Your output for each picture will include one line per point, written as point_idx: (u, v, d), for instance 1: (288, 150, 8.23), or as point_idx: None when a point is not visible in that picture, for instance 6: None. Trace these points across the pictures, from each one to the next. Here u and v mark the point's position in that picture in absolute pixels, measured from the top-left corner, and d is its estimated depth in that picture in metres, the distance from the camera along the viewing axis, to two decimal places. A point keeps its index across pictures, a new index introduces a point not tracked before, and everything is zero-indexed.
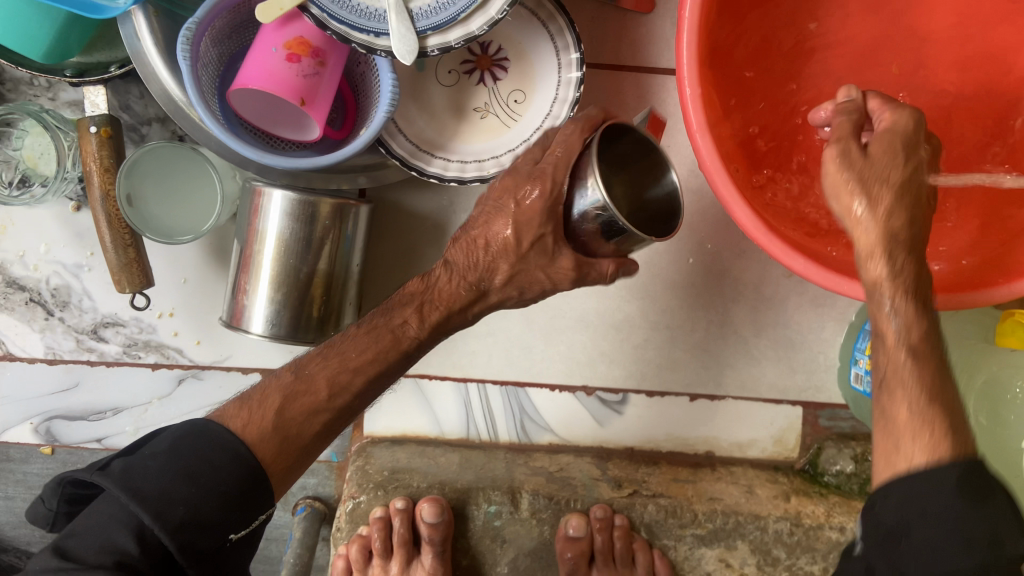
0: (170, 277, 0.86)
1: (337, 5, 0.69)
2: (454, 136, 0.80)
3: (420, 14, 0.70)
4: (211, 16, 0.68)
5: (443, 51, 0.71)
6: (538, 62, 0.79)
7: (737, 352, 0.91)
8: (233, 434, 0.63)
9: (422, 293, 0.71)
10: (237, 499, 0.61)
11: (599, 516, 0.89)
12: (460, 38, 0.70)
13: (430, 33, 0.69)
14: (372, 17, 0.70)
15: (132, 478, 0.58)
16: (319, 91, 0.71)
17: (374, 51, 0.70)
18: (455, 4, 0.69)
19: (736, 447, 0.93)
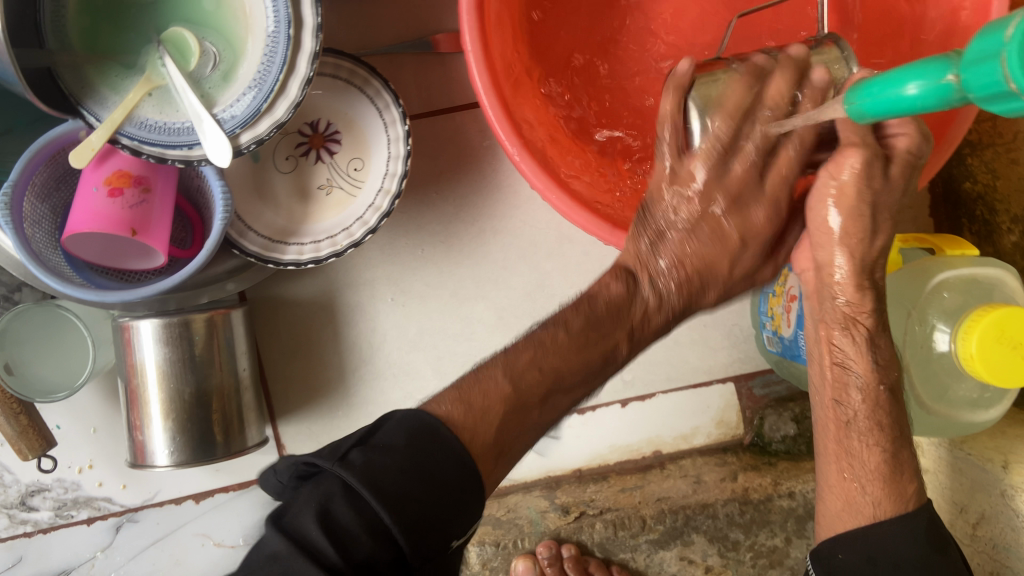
0: (79, 428, 0.85)
1: (144, 129, 0.70)
2: (305, 220, 0.80)
3: (226, 116, 0.71)
4: (27, 173, 0.70)
5: (258, 144, 0.72)
6: (368, 128, 0.80)
7: (652, 349, 0.91)
8: (464, 444, 0.53)
9: (628, 309, 0.64)
10: (456, 496, 0.51)
11: (546, 553, 0.91)
12: (269, 127, 0.71)
13: (239, 131, 0.71)
14: (180, 132, 0.71)
15: (421, 459, 0.51)
16: (152, 217, 0.72)
17: (192, 162, 0.71)
18: (255, 96, 0.70)
19: (682, 439, 0.91)
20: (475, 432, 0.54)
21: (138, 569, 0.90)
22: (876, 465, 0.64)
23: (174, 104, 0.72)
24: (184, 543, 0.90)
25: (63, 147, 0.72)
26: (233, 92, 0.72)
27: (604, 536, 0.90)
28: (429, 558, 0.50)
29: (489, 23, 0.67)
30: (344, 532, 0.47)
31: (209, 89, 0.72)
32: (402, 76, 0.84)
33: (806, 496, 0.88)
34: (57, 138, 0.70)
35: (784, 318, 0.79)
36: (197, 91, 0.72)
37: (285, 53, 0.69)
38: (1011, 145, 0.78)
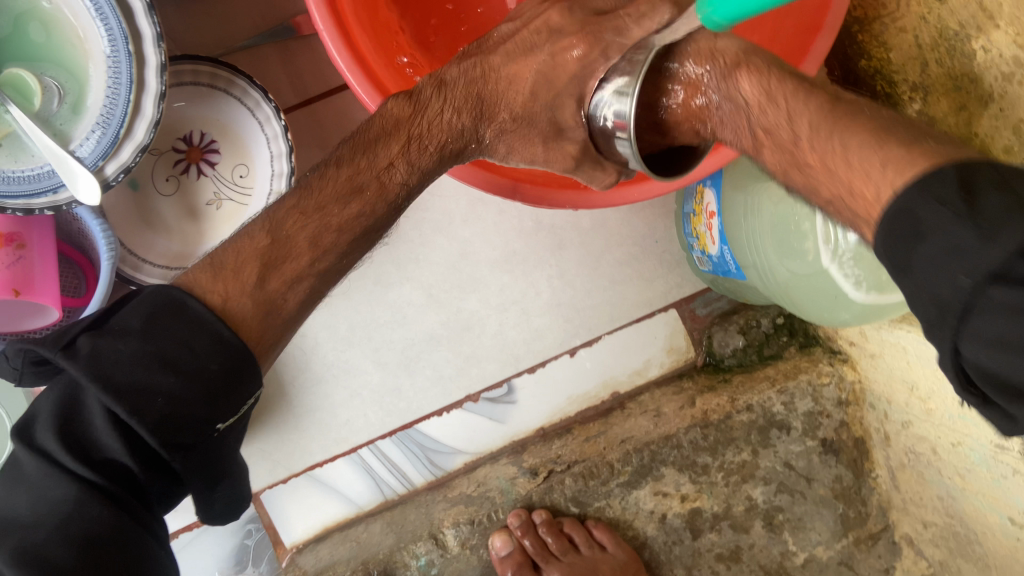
0: None
1: (3, 183, 0.66)
2: (200, 239, 0.77)
3: (84, 151, 0.66)
4: None
5: (126, 172, 0.68)
6: (243, 131, 0.76)
7: (589, 294, 0.90)
8: (213, 312, 0.49)
9: (409, 120, 0.58)
10: (226, 386, 0.49)
11: (517, 522, 0.87)
12: (133, 152, 0.67)
13: (102, 163, 0.66)
14: (42, 177, 0.67)
15: (158, 329, 0.47)
16: (35, 272, 0.68)
17: (61, 207, 0.67)
18: (110, 124, 0.66)
19: (636, 375, 0.92)
20: (228, 294, 0.51)
21: None
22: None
23: (27, 149, 0.67)
24: None
25: None
26: (87, 121, 0.66)
27: (575, 489, 0.87)
28: (187, 448, 0.47)
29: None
30: (99, 448, 0.45)
31: (62, 124, 0.67)
32: (272, 72, 0.80)
33: (767, 405, 0.86)
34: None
35: (707, 237, 0.78)
36: (49, 131, 0.67)
37: (131, 71, 0.64)
38: (896, 15, 0.77)
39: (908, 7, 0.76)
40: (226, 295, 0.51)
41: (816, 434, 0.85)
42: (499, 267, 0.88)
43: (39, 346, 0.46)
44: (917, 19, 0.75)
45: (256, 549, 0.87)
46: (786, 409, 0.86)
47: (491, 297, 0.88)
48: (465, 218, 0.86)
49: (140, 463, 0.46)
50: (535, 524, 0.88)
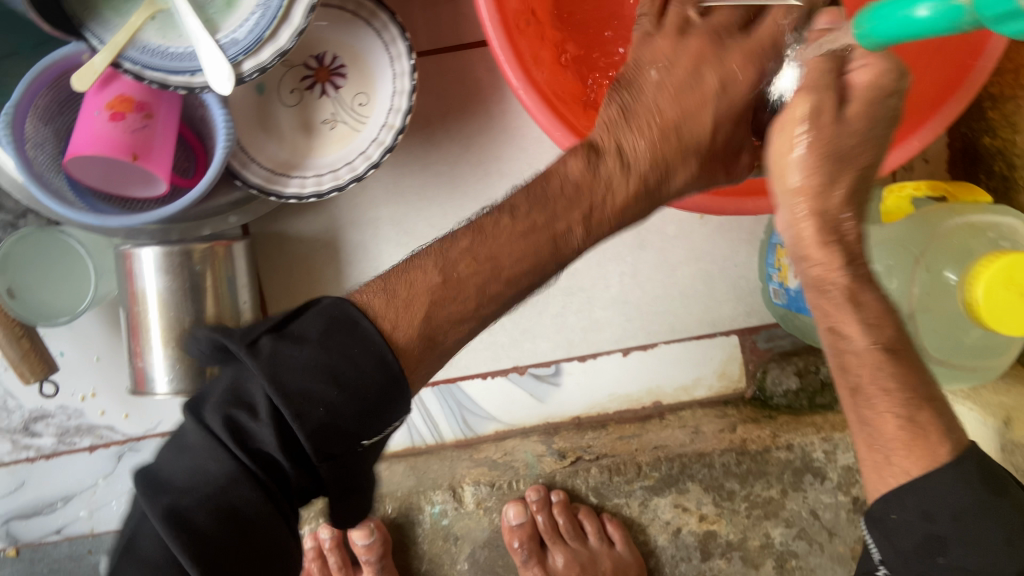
0: (81, 356, 0.86)
1: (147, 54, 0.69)
2: (308, 153, 0.80)
3: (228, 42, 0.70)
4: (29, 95, 0.70)
5: (261, 73, 0.70)
6: (373, 62, 0.79)
7: (656, 299, 0.90)
8: (381, 335, 0.49)
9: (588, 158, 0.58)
10: (378, 409, 0.47)
11: (534, 497, 0.88)
12: (272, 55, 0.69)
13: (242, 58, 0.69)
14: (183, 58, 0.70)
15: (339, 342, 0.48)
16: (154, 143, 0.71)
17: (194, 89, 0.70)
18: (257, 24, 0.69)
19: (683, 390, 0.92)
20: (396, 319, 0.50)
21: None
22: (897, 432, 0.51)
23: (177, 29, 0.71)
24: None
25: (66, 70, 0.71)
26: (238, 19, 0.71)
27: (598, 481, 0.86)
28: (332, 457, 0.46)
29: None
30: (257, 440, 0.45)
31: (215, 15, 0.71)
32: (411, 11, 0.83)
33: (807, 449, 0.84)
34: (61, 60, 0.70)
35: (789, 270, 0.77)
36: (201, 17, 0.71)
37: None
38: None
39: None
40: (395, 324, 0.50)
41: (850, 491, 0.85)
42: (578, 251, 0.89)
43: (228, 337, 0.47)
44: None
45: None
46: (826, 458, 0.84)
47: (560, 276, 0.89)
48: None
49: (294, 465, 0.45)
50: (550, 504, 0.89)
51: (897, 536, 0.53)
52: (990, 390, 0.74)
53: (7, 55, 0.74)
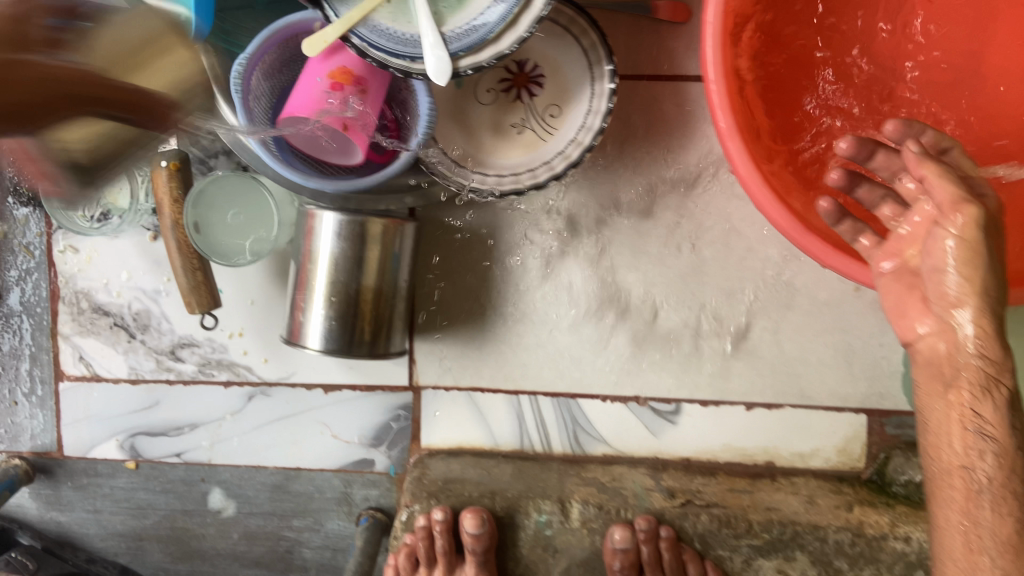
0: (239, 297, 0.91)
1: (376, 34, 0.73)
2: (492, 152, 0.83)
3: (453, 37, 0.73)
4: (261, 52, 0.74)
5: (475, 71, 0.73)
6: (573, 78, 0.81)
7: (793, 361, 0.90)
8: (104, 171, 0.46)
9: None
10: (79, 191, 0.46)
11: (644, 526, 0.84)
12: (491, 56, 0.72)
13: (462, 54, 0.72)
14: (408, 43, 0.73)
15: None
16: (361, 117, 0.76)
17: (410, 74, 0.74)
18: (484, 25, 0.72)
19: (799, 457, 0.91)
20: None
21: (259, 439, 0.94)
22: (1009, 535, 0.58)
23: (408, 15, 0.74)
24: (304, 427, 0.94)
25: (297, 36, 0.76)
26: (470, 17, 0.73)
27: (707, 528, 0.85)
28: None
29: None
30: None
31: (449, 10, 0.74)
32: (614, 35, 0.85)
33: (924, 545, 0.81)
34: (295, 23, 0.74)
35: None
36: (432, 9, 0.74)
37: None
38: None
39: None
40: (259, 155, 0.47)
41: None
42: (724, 297, 0.89)
43: None
44: None
45: (397, 435, 0.93)
46: None
47: (702, 318, 0.90)
48: (714, 240, 0.89)
49: None
50: (658, 537, 0.85)
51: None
52: None
53: (243, 6, 0.79)
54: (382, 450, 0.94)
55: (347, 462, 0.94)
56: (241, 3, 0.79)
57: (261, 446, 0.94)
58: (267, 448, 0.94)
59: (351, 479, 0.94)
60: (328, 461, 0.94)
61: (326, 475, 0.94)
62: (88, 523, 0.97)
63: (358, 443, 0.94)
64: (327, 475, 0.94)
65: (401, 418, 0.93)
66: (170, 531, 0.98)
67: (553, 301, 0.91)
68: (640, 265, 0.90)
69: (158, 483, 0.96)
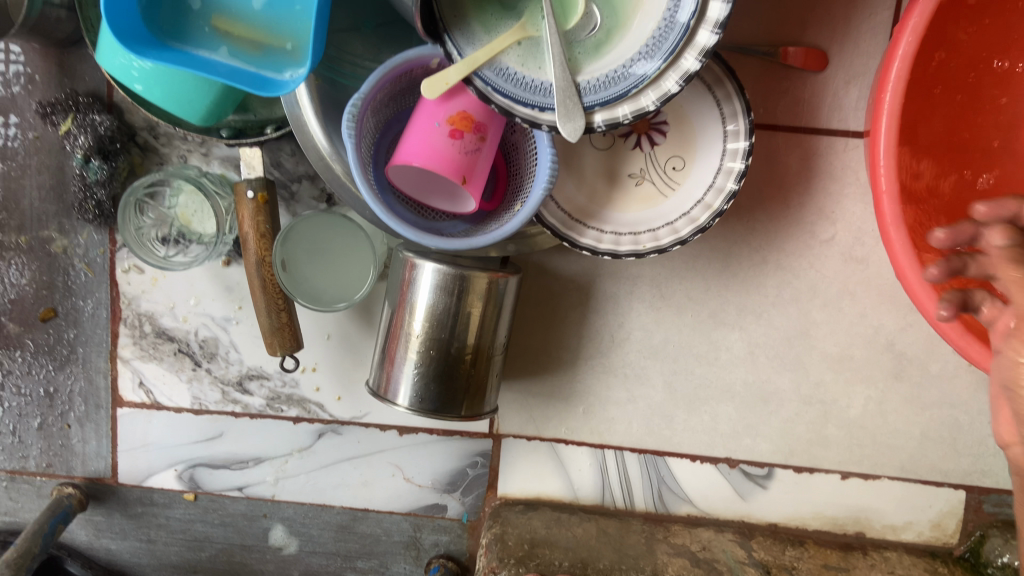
0: (315, 332, 0.86)
1: (502, 78, 0.66)
2: (606, 203, 0.77)
3: (589, 88, 0.66)
4: (375, 89, 0.67)
5: (610, 126, 0.67)
6: (701, 129, 0.75)
7: (896, 433, 0.86)
8: None
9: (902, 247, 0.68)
10: None
11: None
12: (630, 113, 0.66)
13: (597, 108, 0.66)
14: (537, 91, 0.66)
15: None
16: (477, 167, 0.71)
17: (537, 125, 0.66)
18: (626, 78, 0.65)
19: (891, 529, 0.88)
20: None
21: (327, 478, 0.90)
22: None
23: (539, 60, 0.67)
24: (375, 469, 0.89)
25: (411, 70, 0.69)
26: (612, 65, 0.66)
27: None
28: None
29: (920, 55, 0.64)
30: None
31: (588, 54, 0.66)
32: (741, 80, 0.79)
33: None
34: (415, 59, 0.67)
35: None
36: (566, 54, 0.66)
37: (676, 43, 0.63)
38: None
39: None
40: None
41: None
42: (830, 363, 0.85)
43: None
44: None
45: (472, 482, 0.89)
46: None
47: (804, 383, 0.85)
48: (826, 302, 0.83)
49: None
50: None
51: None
52: None
53: (347, 29, 0.72)
54: (455, 497, 0.90)
55: (418, 506, 0.90)
56: (342, 27, 0.72)
57: (328, 485, 0.90)
58: (334, 488, 0.90)
59: (420, 523, 0.90)
60: (398, 504, 0.90)
61: (395, 518, 0.90)
62: (141, 552, 0.94)
63: (431, 488, 0.89)
64: (396, 518, 0.90)
65: (478, 465, 0.89)
66: (226, 565, 0.93)
67: (648, 355, 0.86)
68: (744, 324, 0.85)
69: (217, 516, 0.91)
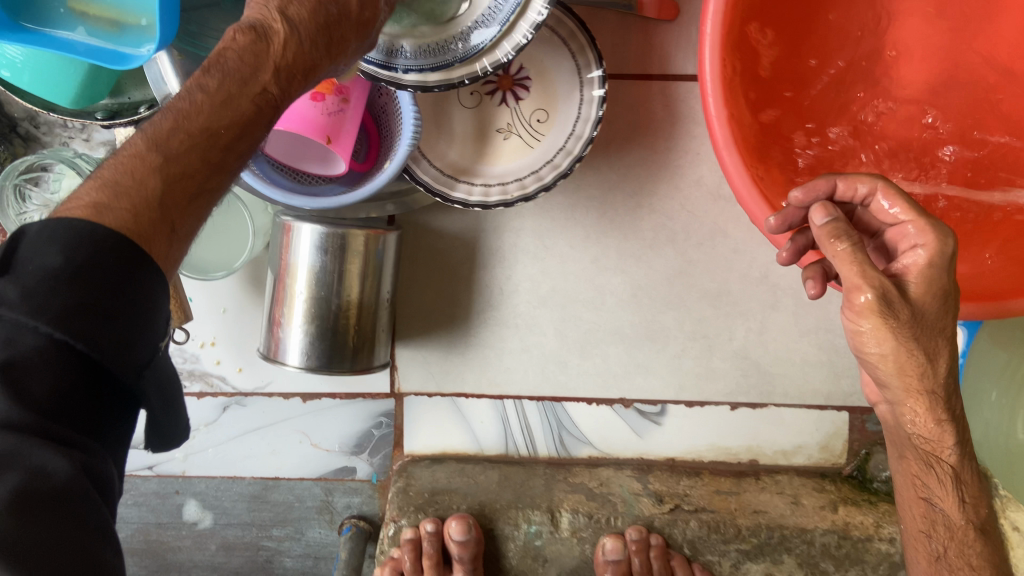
0: (209, 306, 0.88)
1: None
2: (479, 159, 0.80)
3: (432, 45, 0.66)
4: None
5: (446, 88, 0.68)
6: (561, 81, 0.78)
7: (777, 361, 0.90)
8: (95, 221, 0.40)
9: None
10: None
11: (634, 537, 0.83)
12: (466, 74, 0.67)
13: (432, 71, 0.66)
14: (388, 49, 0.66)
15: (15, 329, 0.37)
16: (343, 127, 0.73)
17: (393, 84, 0.67)
18: (471, 34, 0.66)
19: (782, 454, 0.92)
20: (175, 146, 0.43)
21: (236, 450, 0.91)
22: None
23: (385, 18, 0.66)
24: (282, 437, 0.91)
25: None
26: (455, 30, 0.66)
27: (696, 535, 0.82)
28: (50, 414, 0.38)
29: (730, 58, 0.65)
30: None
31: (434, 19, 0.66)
32: (600, 32, 0.82)
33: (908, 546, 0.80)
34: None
35: None
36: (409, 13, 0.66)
37: (513, 6, 0.64)
38: None
39: None
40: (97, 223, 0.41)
41: None
42: (709, 299, 0.88)
43: None
44: None
45: (379, 442, 0.92)
46: None
47: (687, 320, 0.89)
48: (702, 240, 0.87)
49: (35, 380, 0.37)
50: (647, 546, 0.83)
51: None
52: None
53: (210, 5, 0.75)
54: (364, 458, 0.92)
55: (328, 470, 0.92)
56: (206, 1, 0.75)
57: (237, 457, 0.92)
58: (244, 458, 0.92)
59: (332, 487, 0.92)
60: (309, 469, 0.92)
61: (306, 484, 0.92)
62: None
63: (339, 452, 0.92)
64: (307, 484, 0.92)
65: (383, 425, 0.91)
66: (146, 544, 0.95)
67: (538, 304, 0.89)
68: (625, 267, 0.88)
69: (130, 496, 0.93)
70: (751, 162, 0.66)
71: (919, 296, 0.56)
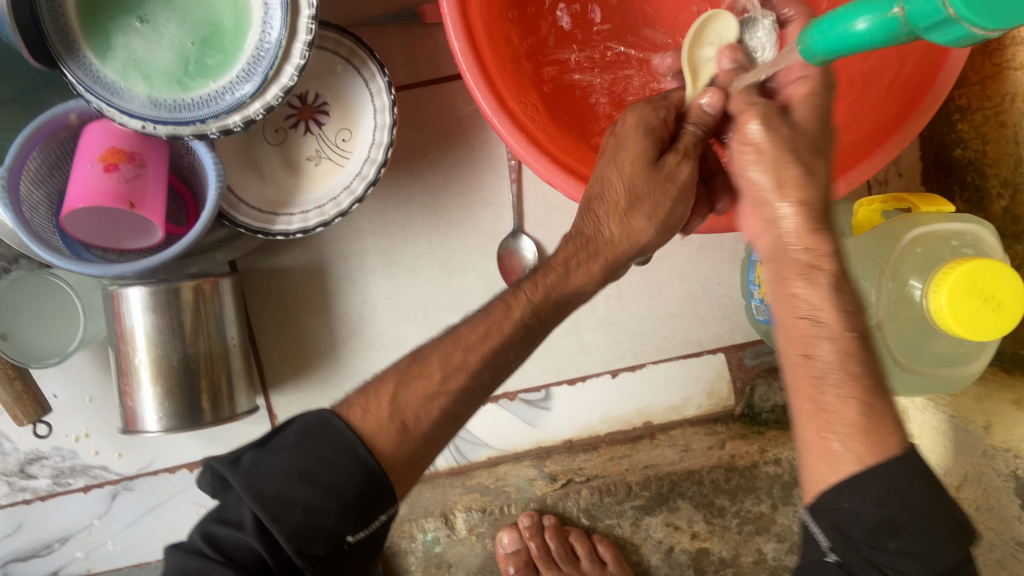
0: (75, 398, 0.86)
1: (150, 108, 0.67)
2: (296, 190, 0.82)
3: (229, 93, 0.68)
4: (22, 157, 0.69)
5: (249, 124, 0.68)
6: (357, 99, 0.81)
7: (643, 321, 0.90)
8: (353, 432, 0.55)
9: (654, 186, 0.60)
10: (359, 504, 0.52)
11: (527, 523, 0.89)
12: (261, 108, 0.67)
13: (227, 112, 0.67)
14: (189, 108, 0.68)
15: (260, 471, 0.52)
16: (147, 191, 0.71)
17: (205, 136, 0.67)
18: (261, 65, 0.67)
19: (672, 410, 0.92)
20: (369, 408, 0.57)
21: (136, 535, 0.90)
22: None
23: (185, 84, 0.69)
24: (179, 512, 0.90)
25: (55, 133, 0.72)
26: (214, 86, 0.69)
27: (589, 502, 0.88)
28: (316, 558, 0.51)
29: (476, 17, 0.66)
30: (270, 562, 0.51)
31: (199, 75, 0.69)
32: (387, 47, 0.84)
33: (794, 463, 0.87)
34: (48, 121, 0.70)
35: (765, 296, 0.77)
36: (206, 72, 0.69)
37: (280, 34, 0.65)
38: (999, 109, 0.75)
39: (1012, 102, 0.73)
40: (365, 411, 0.57)
41: None
42: None
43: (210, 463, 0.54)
44: (1020, 115, 0.72)
45: None
46: None
47: None
48: (539, 220, 0.89)
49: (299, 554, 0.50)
50: (542, 528, 0.90)
51: (847, 521, 0.51)
52: (971, 397, 0.74)
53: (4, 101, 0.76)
54: None
55: None
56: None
57: (139, 542, 0.91)
58: (146, 542, 0.91)
59: None
60: None
61: None
62: None
63: None
64: None
65: None
66: None
67: (400, 321, 0.90)
68: (473, 264, 0.90)
69: None
70: (518, 117, 0.67)
71: (802, 122, 0.55)
